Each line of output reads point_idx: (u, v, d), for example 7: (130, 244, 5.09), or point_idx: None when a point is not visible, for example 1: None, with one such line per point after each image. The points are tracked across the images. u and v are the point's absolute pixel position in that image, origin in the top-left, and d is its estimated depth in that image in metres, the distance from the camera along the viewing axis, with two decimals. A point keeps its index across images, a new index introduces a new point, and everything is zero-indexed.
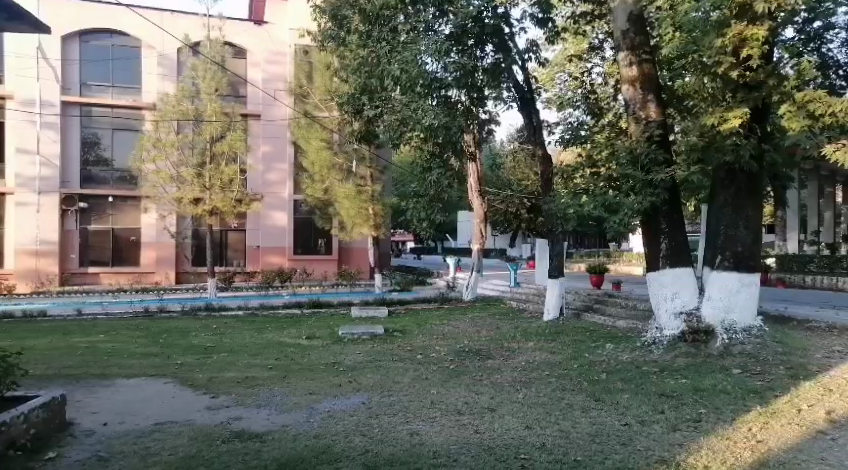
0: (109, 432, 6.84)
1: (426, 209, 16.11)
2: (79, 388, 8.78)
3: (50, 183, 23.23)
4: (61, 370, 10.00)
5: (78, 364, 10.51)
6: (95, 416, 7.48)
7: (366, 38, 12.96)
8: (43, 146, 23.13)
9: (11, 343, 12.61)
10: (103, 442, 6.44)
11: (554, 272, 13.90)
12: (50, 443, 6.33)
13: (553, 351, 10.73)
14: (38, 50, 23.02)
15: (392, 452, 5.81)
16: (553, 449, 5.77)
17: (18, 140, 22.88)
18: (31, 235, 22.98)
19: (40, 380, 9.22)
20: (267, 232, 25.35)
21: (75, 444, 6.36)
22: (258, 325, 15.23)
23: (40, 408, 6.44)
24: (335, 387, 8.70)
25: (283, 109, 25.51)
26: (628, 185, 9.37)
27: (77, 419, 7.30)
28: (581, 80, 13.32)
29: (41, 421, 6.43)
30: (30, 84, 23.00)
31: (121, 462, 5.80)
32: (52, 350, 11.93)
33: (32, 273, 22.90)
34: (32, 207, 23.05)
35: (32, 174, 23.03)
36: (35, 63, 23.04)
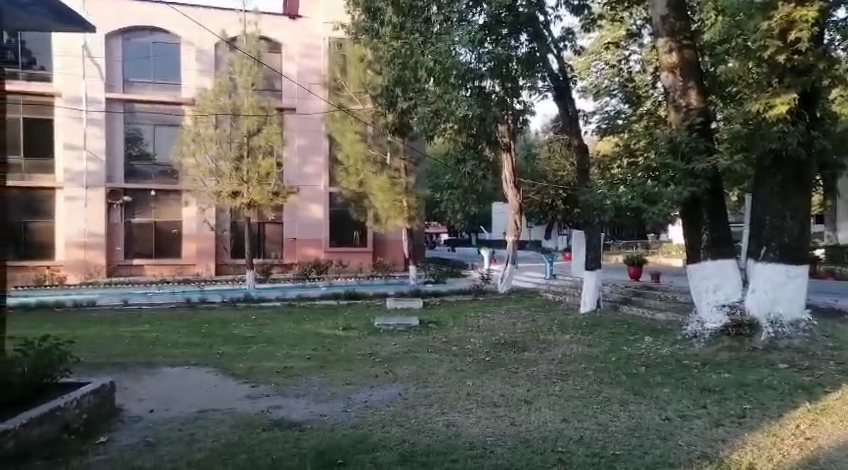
0: (155, 418, 6.96)
1: (461, 201, 16.11)
2: (126, 375, 8.96)
3: (96, 177, 23.76)
4: (110, 358, 10.22)
5: (125, 353, 10.73)
6: (142, 403, 7.61)
7: (399, 30, 12.74)
8: (89, 142, 23.67)
9: (60, 332, 12.93)
10: (150, 428, 6.54)
11: (591, 264, 13.71)
12: (101, 427, 6.46)
13: (591, 343, 10.59)
14: (84, 49, 23.55)
15: (428, 443, 5.79)
16: (591, 443, 5.70)
17: (65, 136, 23.49)
18: (79, 228, 23.56)
19: (90, 367, 9.43)
20: (303, 225, 25.53)
21: (124, 429, 6.48)
22: (296, 316, 15.36)
23: (92, 393, 6.59)
24: (372, 378, 8.72)
25: (318, 102, 25.58)
26: (668, 175, 9.15)
27: (125, 405, 7.44)
28: (619, 67, 13.13)
29: (93, 406, 6.58)
30: (76, 82, 23.52)
31: (167, 448, 5.87)
32: (99, 338, 12.22)
33: (80, 265, 23.48)
34: (80, 202, 23.61)
35: (79, 169, 23.62)
36: (81, 61, 23.55)
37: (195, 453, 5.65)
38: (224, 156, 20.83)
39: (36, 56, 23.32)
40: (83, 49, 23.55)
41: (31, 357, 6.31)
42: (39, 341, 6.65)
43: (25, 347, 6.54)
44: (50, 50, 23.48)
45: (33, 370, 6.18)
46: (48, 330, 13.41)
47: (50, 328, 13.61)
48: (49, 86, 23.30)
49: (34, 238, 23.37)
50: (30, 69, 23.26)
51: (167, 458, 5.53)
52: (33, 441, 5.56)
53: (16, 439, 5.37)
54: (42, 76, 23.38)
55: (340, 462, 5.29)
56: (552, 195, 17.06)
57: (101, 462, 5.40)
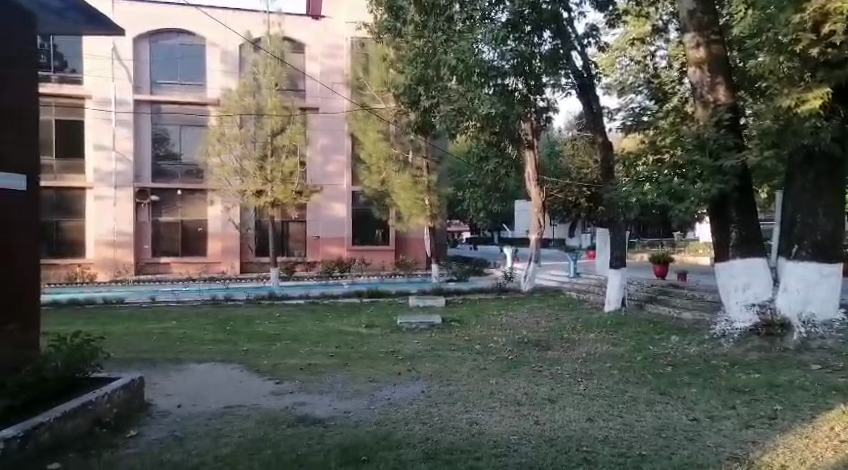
0: (183, 413, 7.01)
1: (483, 199, 16.05)
2: (155, 371, 9.05)
3: (125, 177, 24.06)
4: (139, 354, 10.34)
5: (154, 349, 10.86)
6: (171, 398, 7.68)
7: (422, 28, 12.74)
8: (119, 142, 23.99)
9: (91, 328, 13.12)
10: (178, 423, 6.60)
11: (615, 262, 13.58)
12: (131, 422, 6.52)
13: (615, 342, 10.49)
14: (113, 51, 23.86)
15: (452, 441, 5.76)
16: (616, 442, 5.63)
17: (95, 137, 23.87)
18: (109, 227, 23.92)
19: (120, 363, 9.55)
20: (326, 223, 25.65)
21: (152, 423, 6.54)
22: (319, 314, 15.42)
23: (122, 388, 6.66)
24: (395, 376, 8.72)
25: (341, 101, 25.66)
26: (695, 172, 9.01)
27: (154, 400, 7.51)
28: (644, 63, 13.06)
29: (123, 401, 6.65)
30: (106, 85, 23.84)
31: (195, 442, 5.91)
32: (128, 335, 12.37)
33: (110, 262, 23.88)
34: (110, 201, 23.97)
35: (109, 169, 23.98)
36: (110, 64, 23.82)
37: (222, 448, 5.68)
38: (248, 155, 20.95)
39: (67, 59, 23.62)
40: (113, 52, 23.86)
41: (64, 352, 6.45)
42: (72, 336, 6.79)
43: (58, 343, 6.67)
44: (81, 53, 23.74)
45: (66, 365, 6.31)
46: (79, 326, 13.61)
47: (81, 325, 13.82)
48: (79, 89, 23.69)
49: (67, 236, 23.83)
50: (61, 72, 23.67)
51: (195, 452, 5.57)
52: (66, 435, 5.65)
53: (50, 432, 5.45)
54: (73, 79, 23.80)
55: (364, 459, 5.29)
56: (575, 193, 17.06)
57: (131, 455, 5.45)
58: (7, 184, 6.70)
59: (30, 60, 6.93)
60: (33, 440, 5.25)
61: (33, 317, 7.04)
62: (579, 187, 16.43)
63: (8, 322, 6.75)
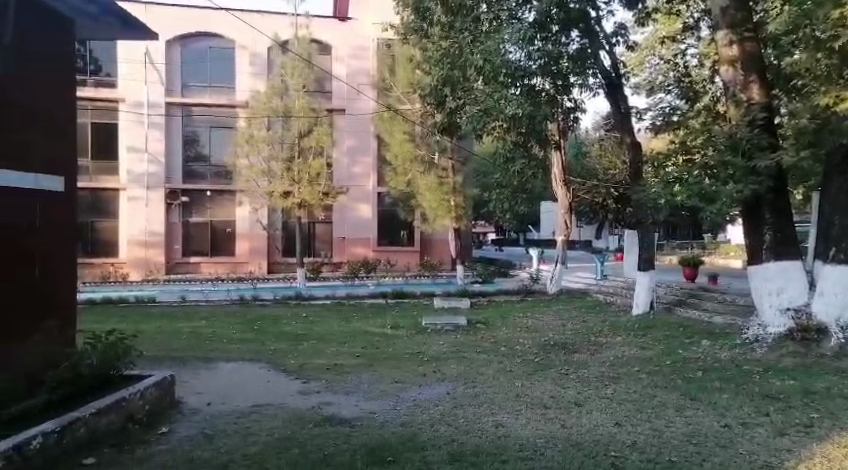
0: (213, 411, 7.04)
1: (510, 200, 15.91)
2: (185, 369, 9.13)
3: (157, 178, 24.40)
4: (169, 352, 10.44)
5: (184, 347, 10.96)
6: (201, 396, 7.73)
7: (449, 29, 12.82)
8: (151, 144, 24.32)
9: (123, 326, 13.30)
10: (208, 421, 6.62)
11: (644, 264, 13.38)
12: (163, 419, 6.57)
13: (644, 346, 10.34)
14: (146, 55, 24.21)
15: (478, 443, 5.70)
16: (645, 448, 5.51)
17: (129, 139, 24.22)
18: (141, 227, 24.25)
19: (152, 361, 9.64)
20: (352, 224, 25.70)
21: (183, 421, 6.58)
22: (345, 314, 15.46)
23: (154, 386, 6.71)
24: (421, 377, 8.67)
25: (368, 102, 25.73)
26: (727, 173, 8.83)
27: (184, 398, 7.56)
28: (674, 62, 12.71)
29: (155, 399, 6.69)
30: (138, 87, 24.19)
31: (224, 440, 5.92)
32: (158, 333, 12.49)
33: (142, 261, 24.22)
34: (142, 202, 24.29)
35: (141, 170, 24.32)
36: (143, 68, 24.18)
37: (251, 446, 5.68)
38: (276, 156, 21.07)
39: (102, 63, 24.11)
40: (146, 56, 24.21)
41: (99, 349, 6.44)
42: (107, 335, 6.77)
43: (93, 341, 6.66)
44: (116, 56, 24.19)
45: (101, 361, 6.30)
46: (112, 324, 13.81)
47: (114, 322, 14.01)
48: (113, 92, 24.09)
49: (101, 235, 24.25)
50: (97, 76, 24.16)
51: (224, 450, 5.58)
52: (101, 430, 5.70)
53: (85, 428, 5.51)
54: (108, 82, 24.14)
55: (390, 459, 5.25)
56: (603, 194, 16.94)
57: (163, 452, 5.48)
58: (48, 187, 6.84)
59: (65, 66, 7.12)
60: (70, 434, 5.31)
61: (73, 313, 7.28)
62: (606, 188, 16.28)
63: (50, 319, 6.87)
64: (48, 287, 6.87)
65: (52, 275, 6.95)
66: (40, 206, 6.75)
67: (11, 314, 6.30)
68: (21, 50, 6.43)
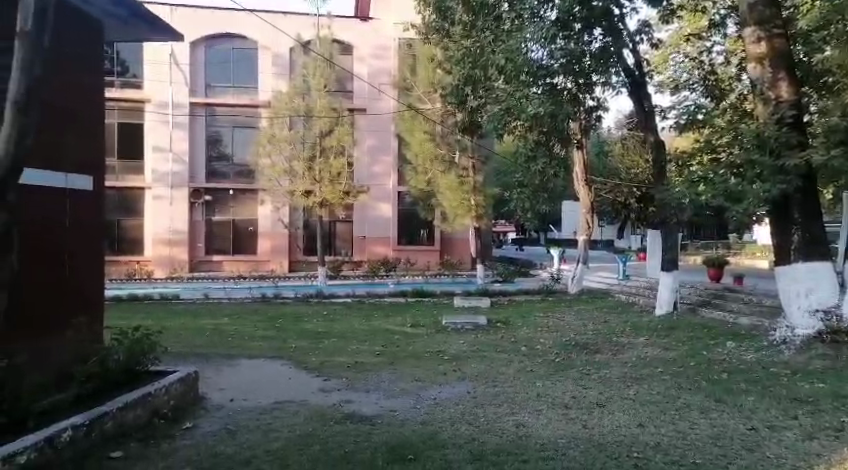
0: (236, 407, 7.08)
1: (531, 199, 15.67)
2: (208, 366, 9.20)
3: (181, 177, 24.62)
4: (194, 349, 10.53)
5: (208, 344, 11.05)
6: (224, 392, 7.78)
7: (470, 28, 12.77)
8: (175, 143, 24.53)
9: (148, 322, 13.46)
10: (231, 416, 6.66)
11: (667, 264, 13.23)
12: (188, 414, 6.62)
13: (667, 347, 10.23)
14: (171, 56, 24.48)
15: (498, 443, 5.67)
16: (669, 450, 5.45)
17: (154, 138, 24.47)
18: (165, 225, 24.49)
19: (176, 357, 9.73)
20: (373, 223, 25.73)
21: (208, 416, 6.63)
22: (366, 313, 15.49)
23: (179, 381, 6.76)
24: (441, 376, 8.66)
25: (388, 102, 25.76)
26: (754, 172, 8.77)
27: (207, 394, 7.61)
28: (699, 60, 12.57)
29: (179, 394, 6.74)
30: (162, 87, 24.47)
31: (247, 435, 5.95)
32: (182, 330, 12.61)
33: (167, 259, 24.51)
34: (166, 200, 24.54)
35: (165, 169, 24.55)
36: (168, 68, 24.46)
37: (273, 442, 5.70)
38: (298, 156, 21.16)
39: (129, 65, 24.54)
40: (170, 57, 24.49)
41: (125, 345, 6.52)
42: (133, 330, 6.89)
43: (120, 337, 6.77)
44: (142, 58, 24.56)
45: (127, 357, 6.35)
46: (137, 321, 13.97)
47: (140, 319, 14.17)
48: (139, 92, 24.39)
49: (127, 233, 24.57)
50: (123, 77, 24.51)
51: (247, 446, 5.61)
52: (128, 424, 5.75)
53: (113, 422, 5.55)
54: (134, 83, 24.52)
55: (411, 457, 5.23)
56: (625, 193, 16.79)
57: (188, 447, 5.52)
58: (78, 186, 6.93)
59: (97, 68, 7.23)
60: (98, 427, 5.36)
61: (99, 301, 7.37)
62: (629, 188, 16.13)
63: (79, 313, 6.98)
64: (78, 283, 6.98)
65: (81, 272, 7.05)
66: (70, 204, 6.83)
67: (42, 309, 6.40)
68: (57, 50, 6.56)
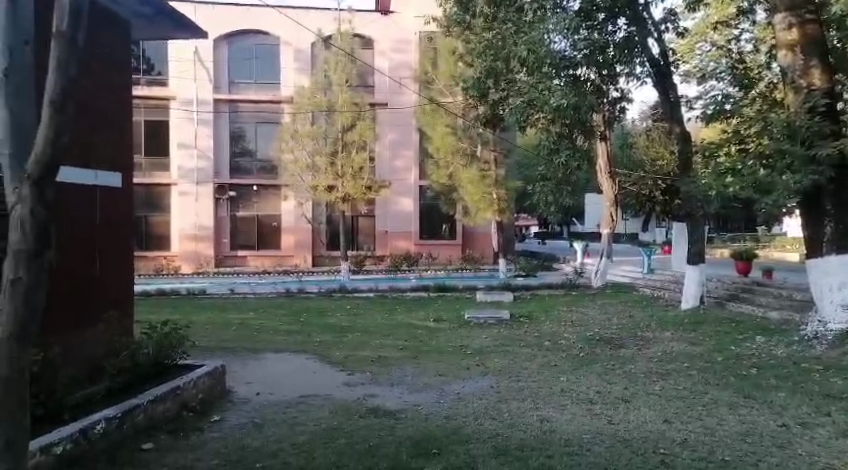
0: (262, 400, 7.09)
1: (554, 192, 15.40)
2: (234, 359, 9.24)
3: (205, 173, 24.78)
4: (220, 343, 10.60)
5: (233, 338, 11.11)
6: (250, 386, 7.79)
7: (492, 20, 12.65)
8: (200, 140, 24.69)
9: (175, 317, 13.57)
10: (258, 410, 6.66)
11: (694, 258, 13.02)
12: (216, 407, 6.64)
13: (694, 341, 10.05)
14: (195, 54, 24.63)
15: (523, 438, 5.60)
16: (697, 446, 5.34)
17: (179, 136, 24.65)
18: (190, 221, 24.70)
19: (203, 351, 9.80)
20: (395, 217, 25.72)
21: (235, 409, 6.63)
22: (389, 307, 15.47)
23: (206, 375, 6.76)
24: (464, 370, 8.60)
25: (410, 96, 25.70)
26: (785, 163, 8.57)
27: (234, 388, 7.62)
28: (726, 48, 12.31)
29: (207, 388, 6.75)
30: (187, 84, 24.64)
31: (273, 429, 5.95)
32: (208, 324, 12.69)
33: (192, 254, 24.70)
34: (191, 196, 24.75)
35: (190, 166, 24.74)
36: (192, 66, 24.61)
37: (298, 436, 5.69)
38: (320, 151, 21.19)
39: (154, 63, 24.74)
40: (195, 54, 24.64)
41: (154, 338, 6.59)
42: (162, 324, 6.95)
43: (149, 331, 6.83)
44: (167, 57, 24.77)
45: (157, 350, 6.43)
46: (164, 315, 14.11)
47: (166, 313, 14.31)
48: (164, 90, 24.60)
49: (153, 229, 24.82)
50: (149, 75, 24.75)
51: (273, 439, 5.60)
52: (158, 416, 5.77)
53: (144, 414, 5.57)
54: (160, 82, 24.71)
55: (435, 452, 5.19)
56: (650, 186, 16.57)
57: (216, 439, 5.53)
58: (106, 182, 6.97)
59: (123, 66, 7.26)
60: (130, 420, 5.38)
61: (127, 296, 7.42)
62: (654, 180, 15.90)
63: (109, 308, 7.02)
64: (108, 279, 7.02)
65: (111, 268, 7.09)
66: (100, 200, 6.87)
67: (76, 304, 6.44)
68: (89, 51, 6.61)
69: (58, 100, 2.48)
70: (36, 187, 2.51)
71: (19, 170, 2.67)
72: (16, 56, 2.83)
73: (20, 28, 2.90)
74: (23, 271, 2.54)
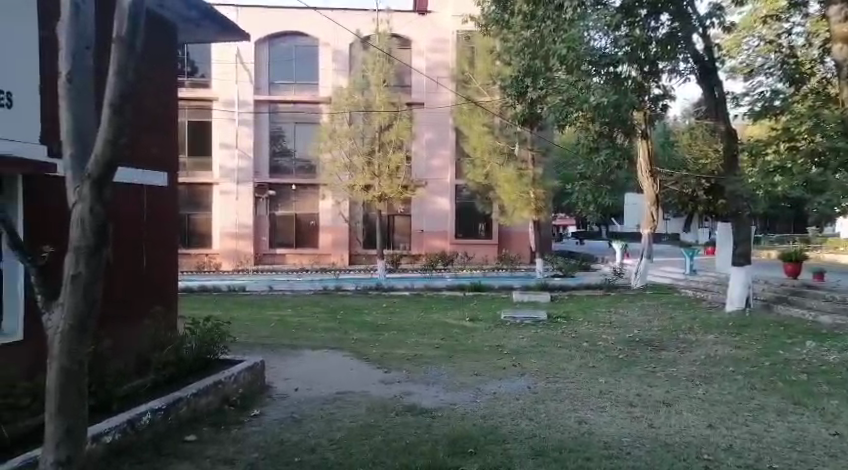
0: (300, 396, 7.07)
1: (594, 191, 14.76)
2: (273, 356, 9.27)
3: (246, 173, 25.06)
4: (260, 339, 10.67)
5: (273, 334, 11.18)
6: (288, 382, 7.80)
7: (530, 18, 12.33)
8: (241, 140, 24.99)
9: (217, 313, 13.72)
10: (296, 405, 6.66)
11: (739, 259, 12.67)
12: (256, 402, 6.64)
13: (739, 345, 9.77)
14: (237, 56, 24.91)
15: (560, 439, 5.47)
16: (743, 453, 5.14)
17: (221, 136, 24.98)
18: (231, 219, 25.01)
19: (243, 346, 9.87)
20: (431, 216, 25.64)
21: (274, 404, 6.64)
22: (426, 306, 15.41)
23: (246, 370, 6.77)
24: (500, 370, 8.48)
25: (446, 96, 25.55)
26: (837, 162, 8.45)
27: (273, 383, 7.63)
28: (776, 43, 11.76)
29: (247, 383, 6.76)
30: (229, 86, 24.92)
31: (312, 424, 5.93)
32: (248, 321, 12.81)
33: (232, 252, 25.00)
34: (232, 195, 25.05)
35: (231, 166, 25.05)
36: (234, 67, 24.89)
37: (336, 432, 5.65)
38: (357, 151, 21.24)
39: (198, 65, 25.12)
40: (237, 56, 24.93)
41: (197, 334, 6.62)
42: (205, 320, 6.97)
43: (192, 326, 6.86)
44: (210, 58, 25.12)
45: (200, 346, 6.45)
46: (207, 311, 14.29)
47: (209, 309, 14.49)
48: (208, 91, 24.96)
49: (195, 227, 25.21)
50: (193, 77, 25.13)
51: (312, 434, 5.57)
52: (201, 409, 5.79)
53: (188, 407, 5.61)
54: (203, 83, 25.09)
55: (471, 451, 5.10)
56: (692, 185, 16.20)
57: (256, 433, 5.52)
58: (153, 182, 7.03)
59: (170, 70, 7.35)
60: (174, 412, 5.42)
61: (172, 293, 7.48)
62: (696, 179, 15.58)
63: (154, 304, 7.07)
64: (154, 275, 7.09)
65: (157, 265, 7.16)
66: (147, 201, 6.93)
67: (122, 301, 6.53)
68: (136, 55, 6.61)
69: (118, 102, 2.26)
70: (96, 187, 2.27)
71: (79, 169, 2.38)
72: (79, 59, 2.43)
73: (83, 28, 2.46)
74: (83, 268, 2.31)
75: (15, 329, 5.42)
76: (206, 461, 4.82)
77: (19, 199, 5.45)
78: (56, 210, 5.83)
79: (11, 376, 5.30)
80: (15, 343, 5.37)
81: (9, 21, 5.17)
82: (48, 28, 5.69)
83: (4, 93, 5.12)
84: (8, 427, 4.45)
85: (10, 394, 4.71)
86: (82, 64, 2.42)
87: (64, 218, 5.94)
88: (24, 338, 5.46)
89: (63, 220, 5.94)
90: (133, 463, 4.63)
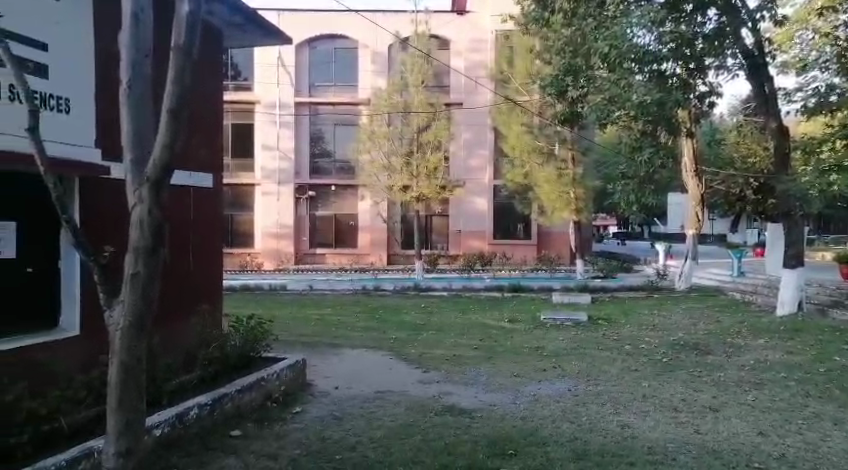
0: (340, 394, 7.02)
1: (637, 192, 14.44)
2: (314, 354, 9.26)
3: (287, 174, 25.25)
4: (301, 338, 10.68)
5: (312, 334, 11.17)
6: (329, 380, 7.77)
7: (571, 16, 12.16)
8: (282, 141, 25.20)
9: (259, 312, 13.82)
10: (336, 403, 6.61)
11: (791, 261, 12.24)
12: (298, 399, 6.61)
13: (792, 350, 9.40)
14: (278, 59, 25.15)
15: (603, 443, 5.31)
16: (797, 462, 4.91)
17: (263, 137, 25.23)
18: (272, 219, 25.26)
19: (285, 345, 9.89)
20: (469, 216, 25.49)
21: (315, 402, 6.59)
22: (464, 307, 15.24)
23: (288, 368, 6.75)
24: (541, 372, 8.30)
25: (485, 95, 25.39)
26: None
27: (313, 381, 7.61)
28: (832, 36, 11.21)
29: (289, 380, 6.74)
30: (271, 88, 25.17)
31: (352, 422, 5.87)
32: (288, 320, 12.84)
33: (274, 252, 25.24)
34: (273, 195, 25.26)
35: (273, 167, 25.27)
36: (275, 70, 25.13)
37: (376, 430, 5.57)
38: (396, 151, 21.23)
39: (241, 69, 25.43)
40: (278, 59, 25.18)
41: (241, 332, 6.64)
42: (248, 318, 6.98)
43: (236, 324, 6.88)
44: (252, 62, 25.40)
45: (244, 343, 6.48)
46: (250, 310, 14.41)
47: (251, 308, 14.60)
48: (250, 94, 25.23)
49: (237, 227, 25.55)
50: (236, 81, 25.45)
51: (353, 432, 5.50)
52: (245, 406, 5.77)
53: (233, 403, 5.59)
54: (246, 86, 25.37)
55: (512, 452, 4.97)
56: (741, 185, 16.90)
57: (298, 430, 5.48)
58: (200, 184, 7.05)
59: (215, 75, 7.35)
60: (220, 407, 5.41)
61: (217, 291, 7.49)
62: (744, 177, 15.18)
63: (200, 302, 7.09)
64: (200, 276, 7.10)
65: (203, 264, 7.18)
66: (193, 201, 6.96)
67: (170, 299, 6.56)
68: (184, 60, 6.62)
69: (175, 107, 2.21)
70: (155, 188, 2.22)
71: (138, 173, 2.32)
72: (138, 67, 2.34)
73: (142, 34, 2.37)
74: (142, 267, 2.25)
75: (71, 323, 5.46)
76: (251, 456, 4.79)
77: (77, 196, 5.48)
78: (111, 211, 5.87)
79: (68, 370, 5.33)
80: (73, 337, 5.42)
81: (69, 29, 5.24)
82: (104, 34, 5.72)
83: (63, 99, 5.19)
84: (67, 419, 4.45)
85: (68, 387, 4.75)
86: (141, 71, 2.34)
87: (118, 219, 5.97)
88: (80, 333, 5.50)
89: (118, 223, 5.97)
90: (181, 456, 4.63)
